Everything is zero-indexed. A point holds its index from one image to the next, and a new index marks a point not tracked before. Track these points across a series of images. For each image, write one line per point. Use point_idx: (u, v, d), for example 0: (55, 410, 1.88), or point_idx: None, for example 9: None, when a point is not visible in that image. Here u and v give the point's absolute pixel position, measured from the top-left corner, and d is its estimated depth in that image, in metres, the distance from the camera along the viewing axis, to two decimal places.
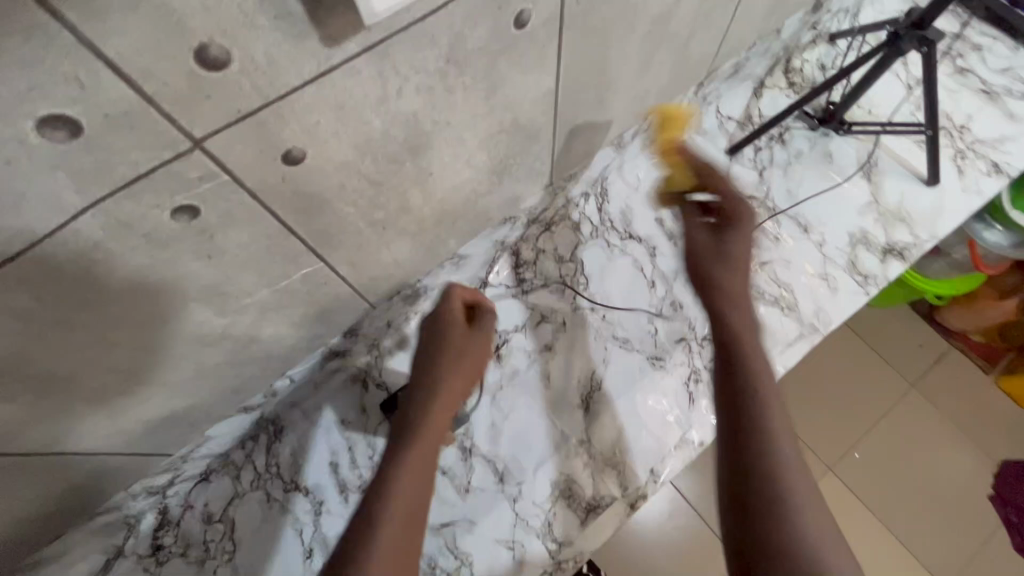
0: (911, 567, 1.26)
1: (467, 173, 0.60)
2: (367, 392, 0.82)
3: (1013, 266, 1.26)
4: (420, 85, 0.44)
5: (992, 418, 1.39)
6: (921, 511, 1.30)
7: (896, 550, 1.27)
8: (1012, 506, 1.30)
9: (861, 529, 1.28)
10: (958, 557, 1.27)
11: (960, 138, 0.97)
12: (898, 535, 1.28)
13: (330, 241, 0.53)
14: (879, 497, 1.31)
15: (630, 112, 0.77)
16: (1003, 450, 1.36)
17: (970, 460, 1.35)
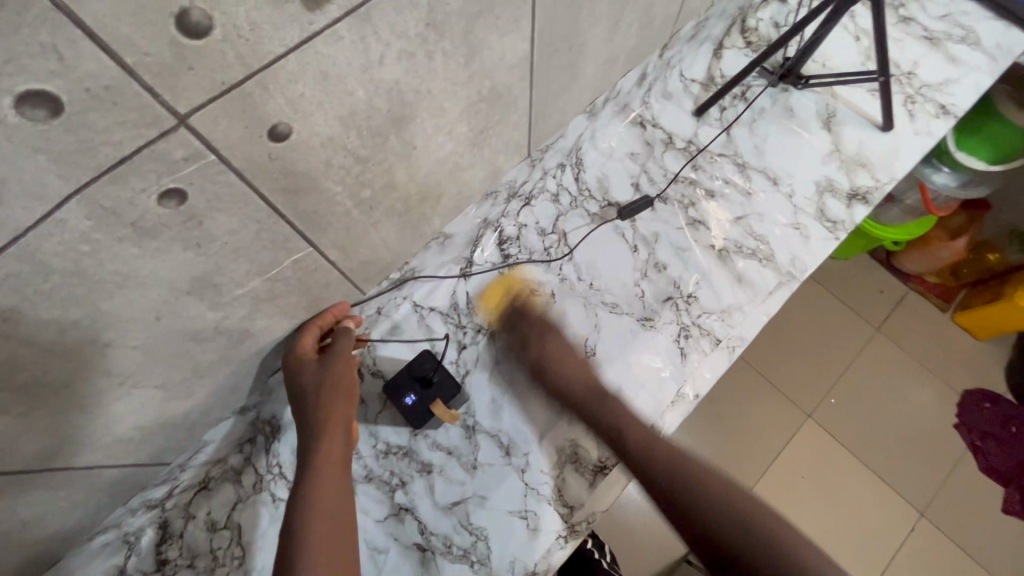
0: (893, 499, 1.34)
1: (448, 146, 0.60)
2: (363, 381, 0.80)
3: (959, 208, 1.32)
4: (401, 52, 0.43)
5: (955, 352, 1.46)
6: (892, 448, 1.38)
7: (876, 484, 1.35)
8: (976, 431, 1.38)
9: (833, 474, 1.35)
10: (931, 484, 1.35)
11: (908, 84, 1.01)
12: (876, 472, 1.36)
13: (318, 223, 0.52)
14: (856, 438, 1.38)
15: (601, 77, 0.77)
16: (966, 380, 1.44)
17: (936, 391, 1.43)
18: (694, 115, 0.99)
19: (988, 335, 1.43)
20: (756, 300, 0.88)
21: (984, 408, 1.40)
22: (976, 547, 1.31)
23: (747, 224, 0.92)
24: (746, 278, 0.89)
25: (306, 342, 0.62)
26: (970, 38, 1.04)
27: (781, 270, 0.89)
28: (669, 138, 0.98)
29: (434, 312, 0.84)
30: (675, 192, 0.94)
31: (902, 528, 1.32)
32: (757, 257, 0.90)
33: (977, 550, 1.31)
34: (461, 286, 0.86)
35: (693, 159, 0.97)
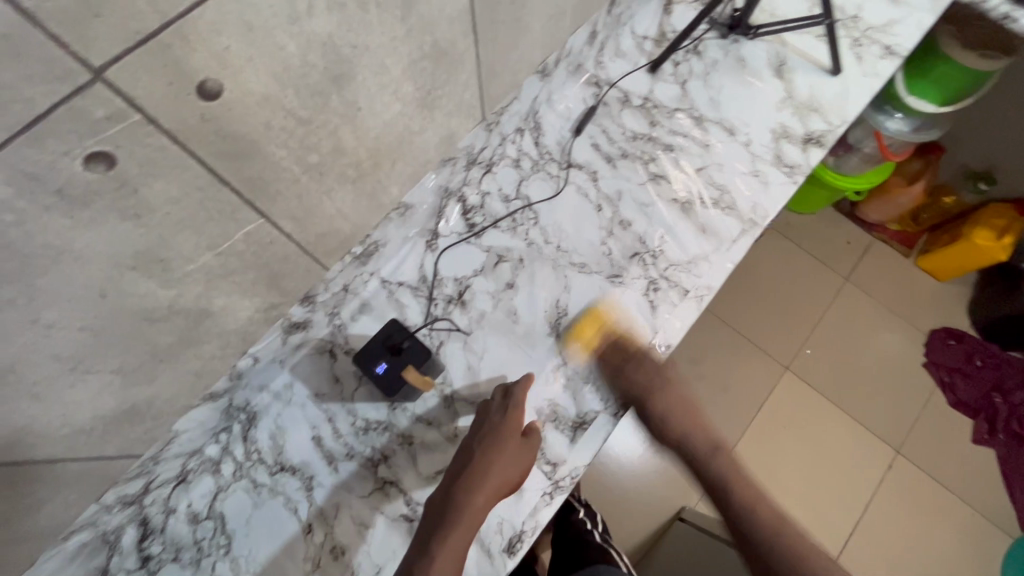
0: (867, 437, 1.39)
1: (396, 107, 0.58)
2: (336, 361, 0.82)
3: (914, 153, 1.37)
4: (331, 2, 0.42)
5: (919, 291, 1.50)
6: (866, 389, 1.43)
7: (850, 423, 1.40)
8: (945, 367, 1.43)
9: (810, 418, 1.40)
10: (905, 422, 1.40)
11: (854, 28, 1.03)
12: (850, 412, 1.41)
13: (266, 192, 0.51)
14: (829, 382, 1.43)
15: (549, 34, 0.76)
16: (931, 319, 1.48)
17: (904, 332, 1.47)
18: (648, 71, 0.99)
19: (949, 275, 1.47)
20: (722, 249, 0.89)
21: (952, 344, 1.44)
22: (952, 478, 1.37)
23: (707, 174, 0.93)
24: (709, 228, 0.90)
25: (516, 414, 0.73)
26: None
27: (743, 217, 0.91)
28: (625, 97, 0.98)
29: (403, 287, 0.85)
30: (635, 149, 0.94)
31: (878, 463, 1.37)
32: (719, 207, 0.91)
33: (951, 481, 1.37)
34: (429, 258, 0.87)
35: (651, 115, 0.97)
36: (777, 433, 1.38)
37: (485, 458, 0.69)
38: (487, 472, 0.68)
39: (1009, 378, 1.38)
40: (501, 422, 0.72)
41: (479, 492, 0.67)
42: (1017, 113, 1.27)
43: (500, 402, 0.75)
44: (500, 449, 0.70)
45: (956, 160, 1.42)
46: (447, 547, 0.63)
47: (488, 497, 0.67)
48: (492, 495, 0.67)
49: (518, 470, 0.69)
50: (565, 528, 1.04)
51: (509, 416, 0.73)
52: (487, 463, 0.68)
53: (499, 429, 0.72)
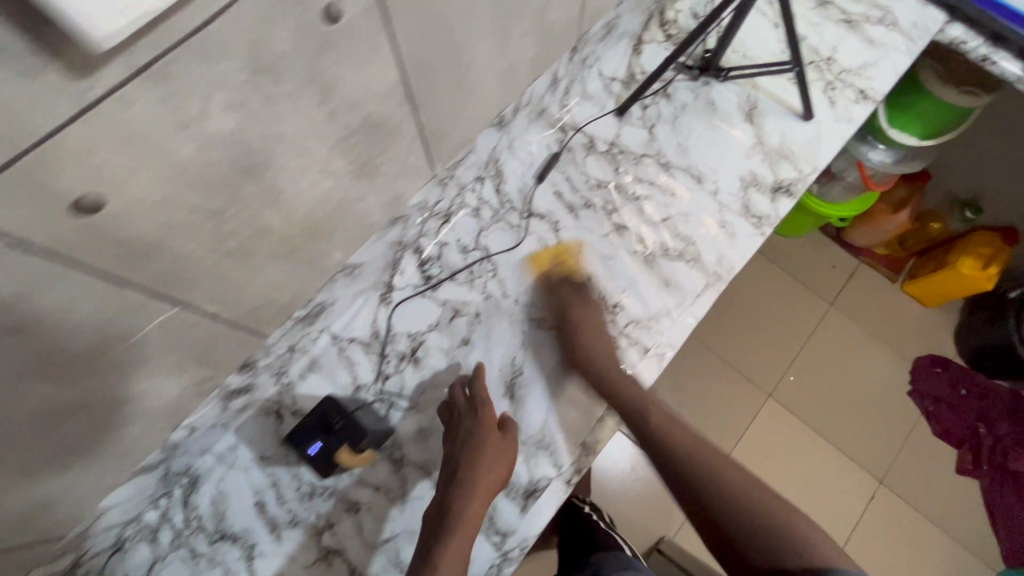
0: (849, 468, 1.37)
1: (327, 183, 0.56)
2: (283, 422, 0.79)
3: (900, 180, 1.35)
4: (228, 102, 0.39)
5: (903, 318, 1.47)
6: (850, 421, 1.40)
7: (832, 454, 1.38)
8: (929, 397, 1.40)
9: (793, 447, 1.37)
10: (888, 454, 1.38)
11: (828, 70, 1.00)
12: (832, 442, 1.38)
13: (180, 282, 0.49)
14: (811, 411, 1.40)
15: (503, 89, 0.73)
16: (913, 347, 1.45)
17: (888, 361, 1.44)
18: (616, 114, 0.97)
19: (935, 301, 1.44)
20: (685, 305, 0.86)
21: (936, 371, 1.41)
22: (935, 511, 1.35)
23: (672, 225, 0.91)
24: (671, 281, 0.88)
25: (488, 413, 0.73)
26: (887, 19, 1.02)
27: (708, 270, 0.88)
28: (591, 142, 0.95)
29: (355, 343, 0.82)
30: (599, 199, 0.92)
31: (861, 495, 1.35)
32: (684, 258, 0.89)
33: (934, 514, 1.35)
34: (383, 313, 0.84)
35: (616, 162, 0.94)
36: (758, 466, 1.35)
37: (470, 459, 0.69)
38: (475, 474, 0.68)
39: (995, 408, 1.35)
40: (474, 424, 0.72)
41: (472, 496, 0.67)
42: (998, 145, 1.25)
43: (467, 403, 0.75)
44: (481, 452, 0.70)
45: (941, 186, 1.38)
46: (451, 551, 0.62)
47: (480, 499, 0.67)
48: (485, 493, 0.67)
49: (501, 467, 0.70)
50: (577, 525, 1.00)
51: (480, 416, 0.73)
52: (472, 466, 0.68)
53: (474, 432, 0.72)
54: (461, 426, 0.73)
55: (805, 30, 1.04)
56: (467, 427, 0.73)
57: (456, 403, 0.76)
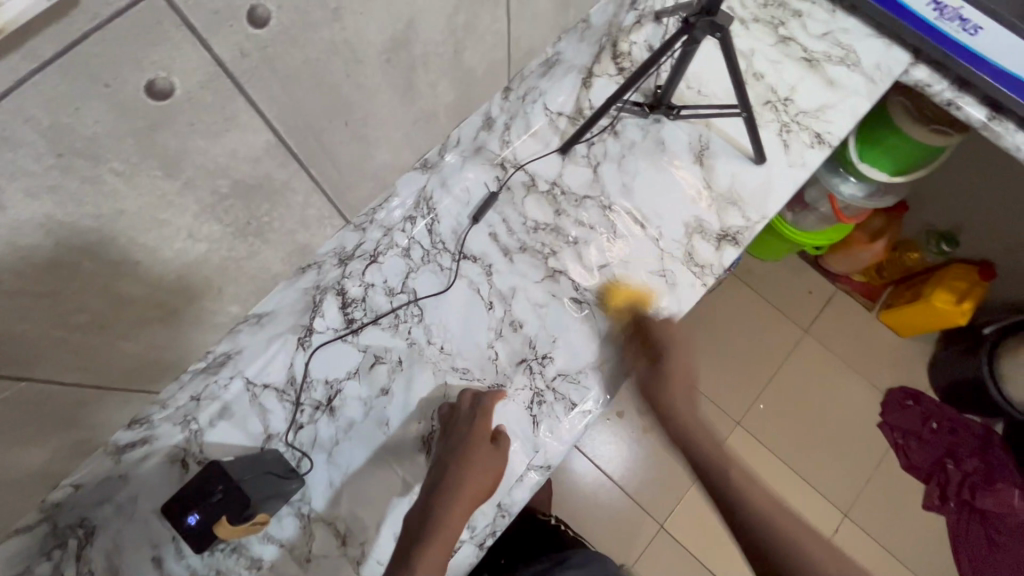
0: (816, 505, 1.30)
1: (200, 247, 0.52)
2: (187, 471, 0.75)
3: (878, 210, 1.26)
4: (32, 188, 0.36)
5: (879, 346, 1.40)
6: (820, 455, 1.34)
7: (799, 490, 1.31)
8: (898, 430, 1.34)
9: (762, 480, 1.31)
10: (855, 487, 1.32)
11: (784, 111, 0.97)
12: (801, 475, 1.32)
13: (16, 359, 0.45)
14: (778, 440, 1.34)
15: (421, 134, 0.69)
16: (886, 378, 1.38)
17: (859, 392, 1.37)
18: (560, 151, 0.92)
19: (911, 332, 1.36)
20: (615, 357, 0.83)
21: (908, 404, 1.34)
22: (902, 550, 1.29)
23: (610, 272, 0.88)
24: (604, 332, 0.85)
25: (484, 422, 0.74)
26: (849, 59, 0.98)
27: (643, 322, 0.85)
28: (531, 180, 0.91)
29: (269, 389, 0.78)
30: (535, 243, 0.89)
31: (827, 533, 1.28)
32: (618, 309, 0.86)
33: (902, 553, 1.29)
34: (300, 356, 0.79)
35: (557, 203, 0.91)
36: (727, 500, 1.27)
37: (455, 468, 0.69)
38: (460, 483, 0.67)
39: (965, 445, 1.29)
40: (467, 435, 0.73)
41: (451, 501, 0.66)
42: (978, 178, 1.18)
43: (467, 413, 0.76)
44: (469, 460, 0.69)
45: (916, 217, 1.32)
46: (426, 558, 0.61)
47: (461, 506, 0.66)
48: (468, 502, 0.66)
49: (489, 480, 0.69)
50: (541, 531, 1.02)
51: (473, 427, 0.74)
52: (457, 472, 0.68)
53: (465, 441, 0.72)
54: (455, 434, 0.74)
55: (764, 67, 1.00)
56: (460, 435, 0.74)
57: (459, 409, 0.77)
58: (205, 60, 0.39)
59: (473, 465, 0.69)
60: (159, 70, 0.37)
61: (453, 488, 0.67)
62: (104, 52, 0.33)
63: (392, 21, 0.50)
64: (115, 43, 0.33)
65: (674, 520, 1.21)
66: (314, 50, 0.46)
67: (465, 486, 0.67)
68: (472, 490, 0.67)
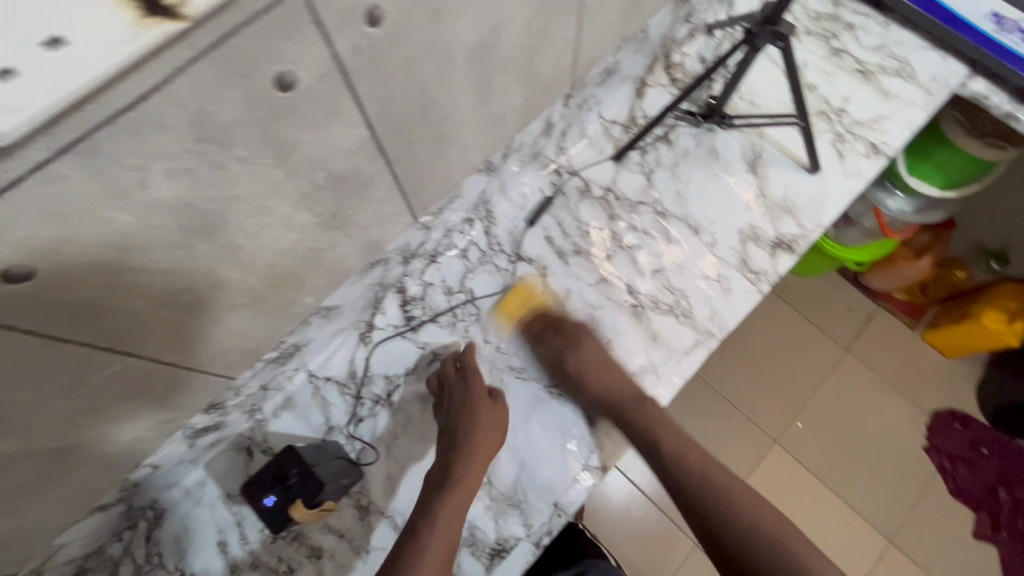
0: (859, 527, 1.26)
1: (291, 236, 0.55)
2: (252, 460, 0.78)
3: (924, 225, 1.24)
4: (170, 169, 0.38)
5: (924, 366, 1.36)
6: (867, 474, 1.29)
7: (842, 511, 1.27)
8: (946, 453, 1.29)
9: (803, 499, 1.27)
10: (900, 509, 1.27)
11: (838, 121, 0.97)
12: (844, 495, 1.28)
13: (128, 335, 0.48)
14: (820, 459, 1.30)
15: (489, 137, 0.72)
16: (935, 398, 1.34)
17: (905, 411, 1.33)
18: (614, 158, 0.94)
19: (957, 353, 1.33)
20: (671, 361, 0.84)
21: (954, 427, 1.31)
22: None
23: (664, 277, 0.89)
24: (660, 335, 0.85)
25: (479, 383, 0.76)
26: (904, 71, 0.99)
27: (698, 327, 0.85)
28: (586, 186, 0.93)
29: (330, 382, 0.81)
30: (590, 246, 0.90)
31: (868, 555, 1.24)
32: (674, 313, 0.86)
33: None
34: (360, 351, 0.82)
35: (611, 208, 0.92)
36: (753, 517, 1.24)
37: (465, 426, 0.72)
38: (473, 442, 0.71)
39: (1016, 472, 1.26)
40: (466, 395, 0.75)
41: (469, 457, 0.70)
42: None
43: (457, 374, 0.78)
44: (475, 421, 0.72)
45: (964, 233, 1.29)
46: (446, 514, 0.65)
47: (477, 461, 0.70)
48: (484, 454, 0.71)
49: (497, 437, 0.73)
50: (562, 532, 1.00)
51: (471, 387, 0.76)
52: (467, 430, 0.72)
53: (467, 403, 0.74)
54: (454, 397, 0.76)
55: (817, 79, 1.01)
56: (460, 399, 0.75)
57: (447, 374, 0.79)
58: (324, 55, 0.41)
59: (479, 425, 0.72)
60: (288, 63, 0.40)
61: (465, 446, 0.71)
62: (248, 43, 0.36)
63: (481, 24, 0.53)
64: (258, 36, 0.36)
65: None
66: (412, 49, 0.48)
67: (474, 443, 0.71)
68: (481, 448, 0.71)
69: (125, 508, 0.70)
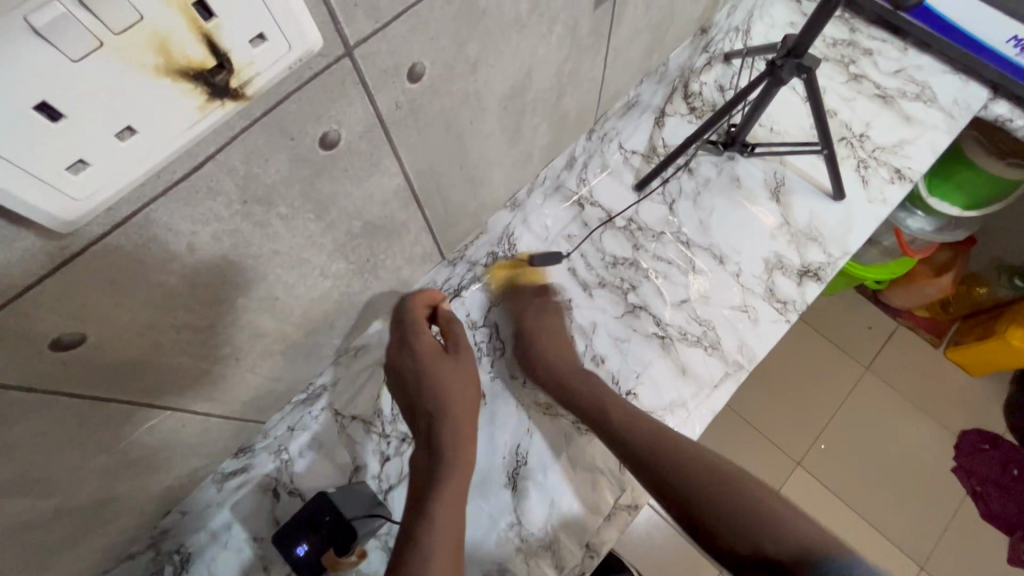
0: (893, 557, 1.21)
1: (326, 283, 0.55)
2: (278, 502, 0.75)
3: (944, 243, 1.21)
4: (217, 232, 0.39)
5: (949, 389, 1.33)
6: (899, 500, 1.25)
7: (874, 538, 1.22)
8: (976, 477, 1.25)
9: (836, 528, 1.22)
10: (934, 535, 1.23)
11: (860, 147, 0.97)
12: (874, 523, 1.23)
13: (168, 389, 0.48)
14: (850, 485, 1.26)
15: (514, 177, 0.72)
16: (964, 421, 1.30)
17: (932, 435, 1.30)
18: (635, 188, 0.94)
19: (983, 372, 1.30)
20: (701, 395, 0.82)
21: (983, 449, 1.27)
22: None
23: (690, 307, 0.88)
24: (688, 368, 0.84)
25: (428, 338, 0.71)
26: (925, 95, 0.98)
27: (727, 358, 0.84)
28: (608, 217, 0.93)
29: (357, 421, 0.79)
30: (613, 277, 0.90)
31: None
32: (702, 344, 0.85)
33: None
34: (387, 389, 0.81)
35: (635, 238, 0.92)
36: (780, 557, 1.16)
37: (436, 389, 0.69)
38: (447, 405, 0.69)
39: None
40: (422, 359, 0.70)
41: (448, 416, 0.68)
42: None
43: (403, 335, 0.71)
44: (440, 381, 0.69)
45: (986, 251, 1.26)
46: (445, 487, 0.64)
47: (461, 422, 0.69)
48: (463, 418, 0.69)
49: (472, 378, 0.73)
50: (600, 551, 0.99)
51: (423, 347, 0.71)
52: (439, 397, 0.69)
53: (424, 365, 0.70)
54: (409, 363, 0.71)
55: (837, 104, 1.00)
56: (414, 364, 0.70)
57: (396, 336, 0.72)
58: (367, 114, 0.42)
59: (448, 386, 0.69)
60: (333, 124, 0.40)
61: (441, 408, 0.68)
62: (298, 109, 0.36)
63: (515, 73, 0.53)
64: (307, 102, 0.36)
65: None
66: (450, 102, 0.49)
67: (448, 407, 0.69)
68: (461, 406, 0.70)
69: (152, 553, 0.69)
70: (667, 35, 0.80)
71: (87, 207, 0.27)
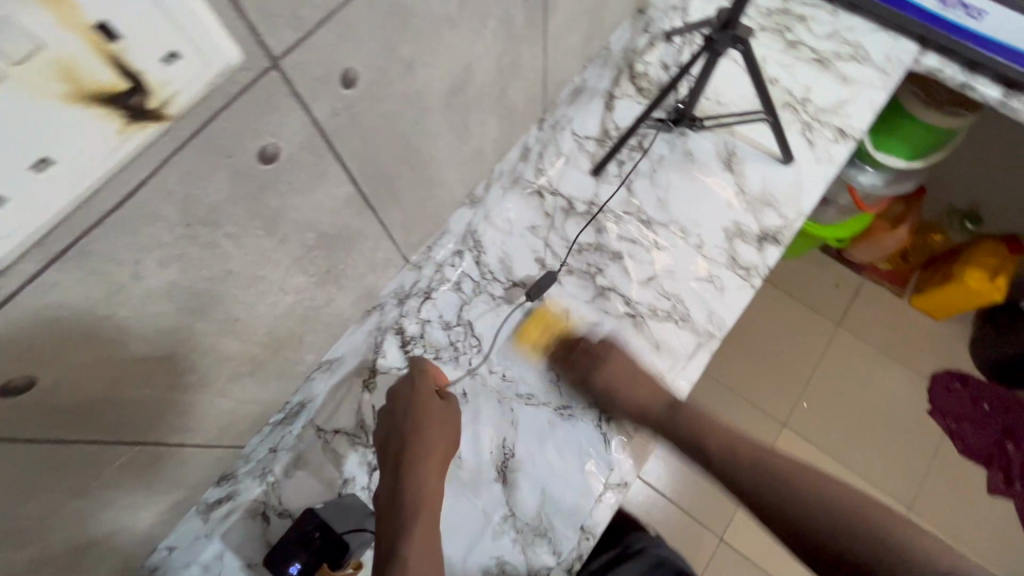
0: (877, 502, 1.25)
1: (287, 299, 0.54)
2: (269, 525, 0.71)
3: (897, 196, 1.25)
4: (163, 258, 0.38)
5: (917, 334, 1.37)
6: (879, 447, 1.30)
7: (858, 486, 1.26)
8: (950, 416, 1.30)
9: None
10: (914, 475, 1.27)
11: (803, 110, 1.00)
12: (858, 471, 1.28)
13: (136, 423, 0.47)
14: (831, 439, 1.30)
15: (469, 175, 0.72)
16: (934, 363, 1.35)
17: (907, 381, 1.34)
18: (593, 173, 0.95)
19: (946, 314, 1.34)
20: (677, 367, 0.84)
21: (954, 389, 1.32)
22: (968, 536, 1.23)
23: (658, 284, 0.89)
24: (661, 343, 0.85)
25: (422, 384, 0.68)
26: (859, 55, 1.01)
27: (698, 329, 0.86)
28: (570, 205, 0.94)
29: (340, 435, 0.76)
30: (581, 263, 0.91)
31: None
32: (673, 318, 0.87)
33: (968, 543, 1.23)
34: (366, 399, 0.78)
35: (597, 222, 0.93)
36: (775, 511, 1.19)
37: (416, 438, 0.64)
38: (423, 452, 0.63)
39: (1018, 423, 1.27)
40: (408, 406, 0.66)
41: (419, 463, 0.63)
42: (999, 150, 1.16)
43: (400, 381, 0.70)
44: (423, 428, 0.65)
45: (937, 197, 1.31)
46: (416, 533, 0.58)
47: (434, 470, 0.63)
48: (436, 467, 0.63)
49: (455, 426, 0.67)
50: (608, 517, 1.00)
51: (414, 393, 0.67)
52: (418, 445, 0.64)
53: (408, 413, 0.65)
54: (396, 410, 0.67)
55: (778, 71, 1.03)
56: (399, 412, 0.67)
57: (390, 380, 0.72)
58: (305, 124, 0.42)
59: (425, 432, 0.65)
60: (270, 136, 0.40)
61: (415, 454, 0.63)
62: (230, 125, 0.36)
63: (452, 69, 0.53)
64: (238, 118, 0.36)
65: (734, 531, 1.17)
66: (390, 104, 0.49)
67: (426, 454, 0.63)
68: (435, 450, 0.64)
69: None
70: (605, 19, 0.81)
71: (12, 240, 0.27)
